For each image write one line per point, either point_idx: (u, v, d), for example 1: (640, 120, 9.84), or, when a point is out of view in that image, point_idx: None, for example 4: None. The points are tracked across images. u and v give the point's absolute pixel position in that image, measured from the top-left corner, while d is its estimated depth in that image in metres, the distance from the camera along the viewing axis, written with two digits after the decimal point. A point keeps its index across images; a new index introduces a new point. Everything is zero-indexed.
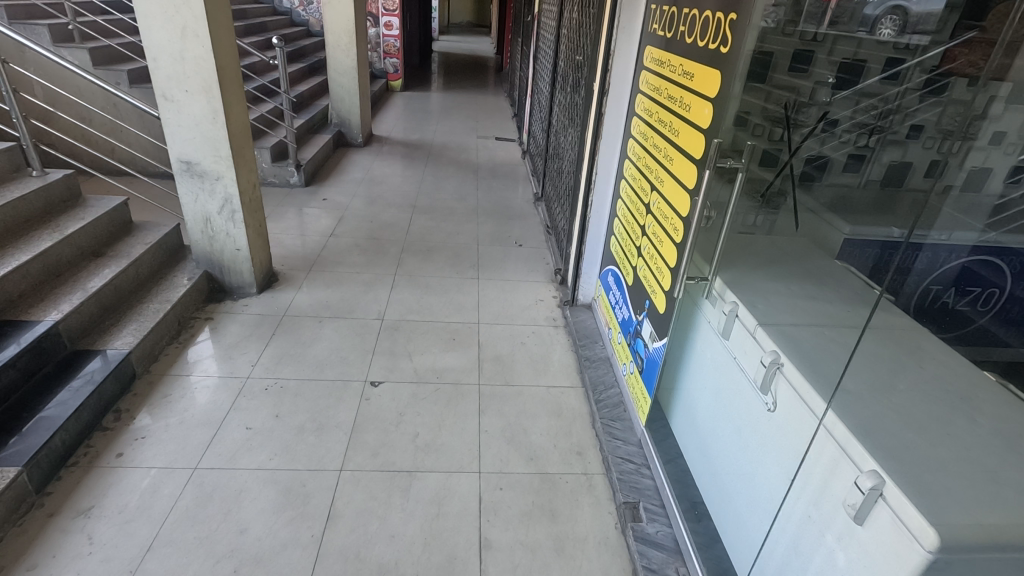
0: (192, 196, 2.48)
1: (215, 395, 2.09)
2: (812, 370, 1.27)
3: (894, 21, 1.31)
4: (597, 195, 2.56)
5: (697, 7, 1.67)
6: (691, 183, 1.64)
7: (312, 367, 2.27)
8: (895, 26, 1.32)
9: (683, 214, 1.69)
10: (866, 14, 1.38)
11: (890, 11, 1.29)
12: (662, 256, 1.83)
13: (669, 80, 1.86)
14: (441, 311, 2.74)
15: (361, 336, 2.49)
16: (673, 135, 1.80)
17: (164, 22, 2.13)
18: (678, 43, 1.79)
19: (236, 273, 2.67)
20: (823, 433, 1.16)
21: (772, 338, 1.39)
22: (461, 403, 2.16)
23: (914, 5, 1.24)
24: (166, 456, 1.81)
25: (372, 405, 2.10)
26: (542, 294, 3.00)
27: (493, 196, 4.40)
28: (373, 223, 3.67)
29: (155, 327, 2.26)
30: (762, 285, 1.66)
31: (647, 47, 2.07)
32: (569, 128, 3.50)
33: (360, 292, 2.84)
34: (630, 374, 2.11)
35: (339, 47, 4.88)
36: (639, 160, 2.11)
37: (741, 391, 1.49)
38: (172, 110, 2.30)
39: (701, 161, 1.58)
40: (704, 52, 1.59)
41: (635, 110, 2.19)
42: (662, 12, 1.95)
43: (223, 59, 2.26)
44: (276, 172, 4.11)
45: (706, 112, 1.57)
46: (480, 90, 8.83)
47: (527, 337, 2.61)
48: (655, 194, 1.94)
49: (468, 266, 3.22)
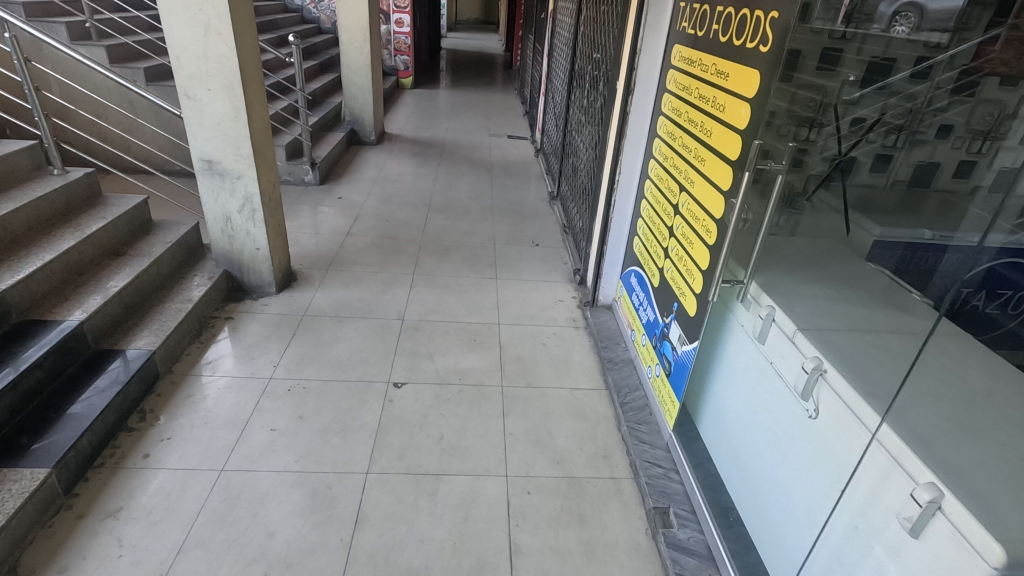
0: (213, 195, 2.47)
1: (240, 396, 2.08)
2: (857, 378, 1.25)
3: (908, 19, 1.38)
4: (620, 195, 2.53)
5: (732, 5, 1.63)
6: (726, 185, 1.61)
7: (334, 368, 2.26)
8: (908, 24, 1.39)
9: (716, 216, 1.66)
10: (883, 11, 1.42)
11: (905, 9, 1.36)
12: (692, 258, 1.81)
13: (700, 79, 1.83)
14: (460, 311, 2.72)
15: (382, 337, 2.48)
16: (705, 135, 1.77)
17: (186, 21, 2.11)
18: (711, 41, 1.76)
19: (256, 272, 2.66)
20: (874, 445, 1.13)
21: (813, 344, 1.36)
22: (485, 405, 2.14)
23: (931, 3, 1.32)
24: (192, 457, 1.80)
25: (395, 407, 2.09)
26: (560, 294, 2.98)
27: (507, 194, 4.38)
28: (388, 222, 3.65)
29: (177, 326, 2.25)
30: (797, 288, 1.62)
31: (676, 45, 2.04)
32: (587, 126, 3.47)
33: (379, 292, 2.83)
34: (656, 377, 2.09)
35: (353, 45, 4.88)
36: (666, 160, 2.09)
37: (779, 397, 1.46)
38: (194, 109, 2.29)
39: (738, 163, 1.55)
40: (741, 51, 1.56)
41: (662, 109, 2.17)
42: (692, 10, 1.92)
43: (245, 57, 2.25)
44: (291, 171, 4.10)
45: (742, 112, 1.54)
46: (490, 87, 8.81)
47: (548, 338, 2.59)
48: (684, 195, 1.91)
49: (486, 265, 3.20)
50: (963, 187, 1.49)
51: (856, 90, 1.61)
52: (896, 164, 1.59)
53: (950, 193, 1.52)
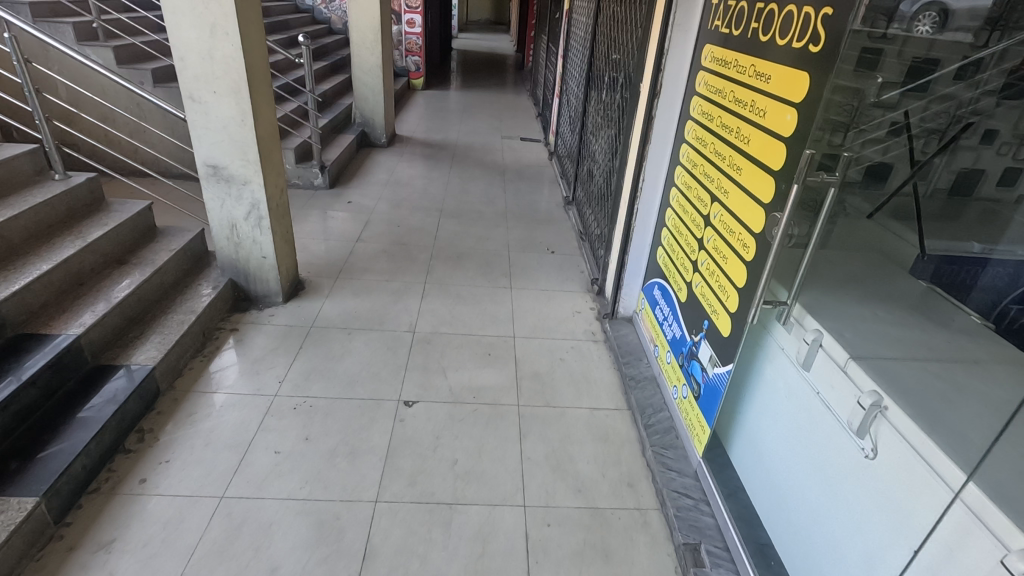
0: (218, 202, 2.37)
1: (244, 415, 1.97)
2: (924, 416, 1.11)
3: (933, 19, 1.45)
4: (643, 203, 2.40)
5: (775, 2, 1.50)
6: (768, 198, 1.48)
7: (343, 385, 2.15)
8: (933, 24, 1.46)
9: (755, 231, 1.54)
10: (904, 11, 1.44)
11: (931, 10, 1.43)
12: (726, 274, 1.70)
13: (736, 82, 1.70)
14: (474, 323, 2.61)
15: (392, 350, 2.37)
16: (742, 142, 1.64)
17: (192, 21, 2.01)
18: (749, 41, 1.62)
19: (263, 281, 2.56)
20: (956, 503, 0.98)
21: (869, 376, 1.22)
22: (501, 426, 2.02)
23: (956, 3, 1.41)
24: (191, 482, 1.70)
25: (407, 427, 1.98)
26: (578, 305, 2.85)
27: (520, 199, 4.26)
28: (399, 228, 3.54)
29: (179, 339, 2.15)
30: (845, 308, 1.49)
31: (708, 45, 1.91)
32: (605, 130, 3.35)
33: (390, 302, 2.72)
34: (684, 399, 1.97)
35: (364, 45, 4.75)
36: (696, 168, 1.96)
37: (829, 431, 1.33)
38: (199, 112, 2.18)
39: (783, 174, 1.41)
40: (786, 51, 1.42)
41: (690, 113, 2.05)
42: (726, 7, 1.79)
43: (252, 58, 2.15)
44: (300, 174, 3.99)
45: (787, 118, 1.40)
46: (501, 88, 8.71)
47: (566, 352, 2.47)
48: (717, 205, 1.79)
49: (500, 274, 3.08)
50: (1006, 196, 1.59)
51: (897, 93, 1.56)
52: (935, 170, 1.58)
53: (993, 203, 1.60)
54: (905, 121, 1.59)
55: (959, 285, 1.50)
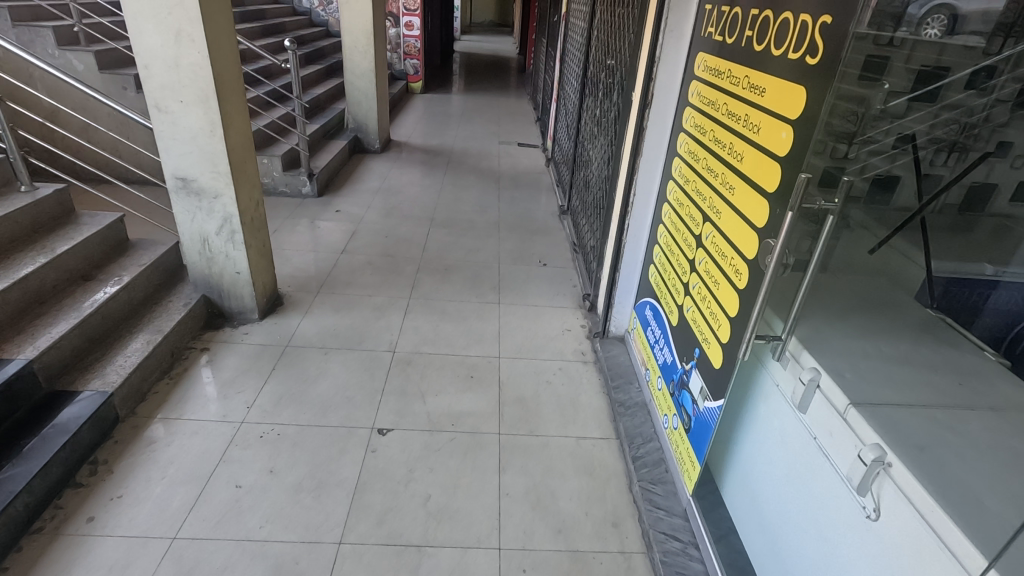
0: (189, 216, 2.26)
1: (207, 444, 1.86)
2: (931, 477, 0.98)
3: (942, 23, 1.32)
4: (634, 219, 2.28)
5: (771, 8, 1.37)
6: (761, 222, 1.36)
7: (314, 411, 2.03)
8: (942, 28, 1.33)
9: (749, 256, 1.42)
10: (913, 14, 1.30)
11: (940, 13, 1.30)
12: (718, 301, 1.58)
13: (729, 94, 1.57)
14: (458, 342, 2.49)
15: (370, 372, 2.25)
16: (736, 159, 1.52)
17: (155, 26, 1.91)
18: (743, 50, 1.50)
19: (237, 297, 2.45)
20: None
21: (871, 425, 1.10)
22: (480, 457, 1.90)
23: (966, 4, 1.29)
24: (143, 521, 1.59)
25: (379, 459, 1.86)
26: (568, 323, 2.72)
27: (515, 207, 4.14)
28: (387, 238, 3.43)
29: (144, 362, 2.04)
30: (847, 343, 1.36)
31: (701, 53, 1.79)
32: (600, 137, 3.23)
33: (371, 318, 2.61)
34: (675, 430, 1.84)
35: (357, 49, 4.67)
36: (688, 184, 1.85)
37: (827, 483, 1.20)
38: (166, 122, 2.08)
39: (778, 198, 1.29)
40: (783, 61, 1.29)
41: (683, 125, 1.93)
42: (719, 13, 1.67)
43: (220, 66, 2.04)
44: (287, 182, 3.88)
45: (783, 136, 1.28)
46: (502, 92, 8.58)
47: (553, 375, 2.34)
48: (709, 226, 1.66)
49: (489, 288, 2.96)
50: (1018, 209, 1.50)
51: (903, 103, 1.42)
52: (945, 186, 1.46)
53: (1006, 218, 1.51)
54: (912, 132, 1.44)
55: (969, 308, 1.46)
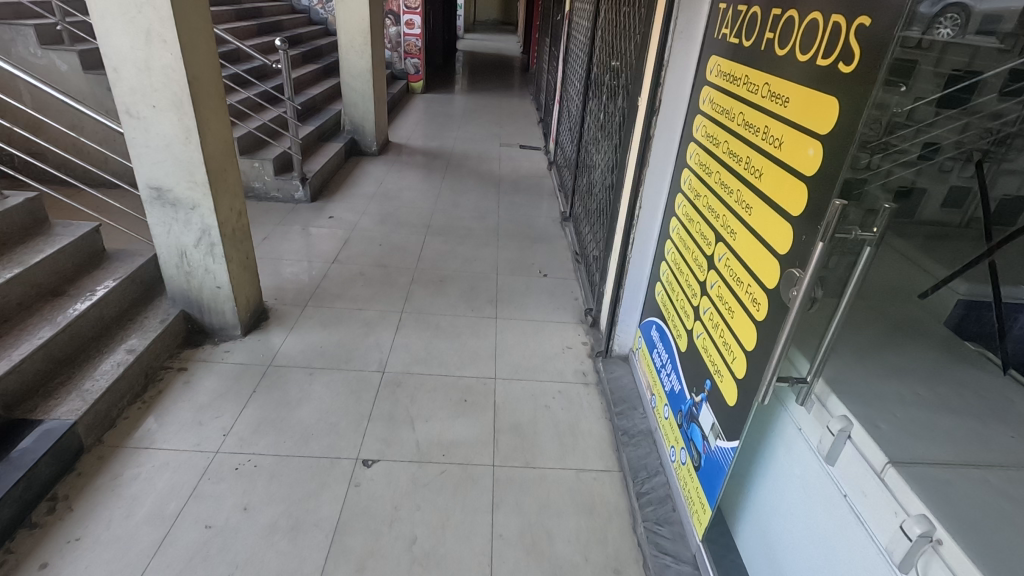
0: (165, 227, 2.13)
1: (177, 477, 1.72)
2: (992, 562, 0.82)
3: (955, 20, 1.11)
4: (640, 233, 2.13)
5: (795, 8, 1.22)
6: (783, 249, 1.21)
7: (295, 440, 1.89)
8: (954, 27, 1.13)
9: (768, 286, 1.27)
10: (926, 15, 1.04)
11: (954, 9, 1.09)
12: (733, 331, 1.43)
13: (746, 102, 1.42)
14: (452, 361, 2.34)
15: (356, 396, 2.11)
16: (754, 176, 1.37)
17: (124, 26, 1.77)
18: (762, 55, 1.35)
19: (218, 313, 2.32)
20: None
21: (914, 490, 0.94)
22: (471, 492, 1.76)
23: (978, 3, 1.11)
24: (101, 568, 1.45)
25: (362, 494, 1.72)
26: (569, 340, 2.58)
27: (515, 213, 3.99)
28: (381, 247, 3.29)
29: (113, 386, 1.90)
30: (880, 384, 1.21)
31: (714, 57, 1.64)
32: (604, 141, 3.08)
33: (360, 335, 2.47)
34: (683, 466, 1.70)
35: (353, 48, 4.53)
36: (699, 199, 1.70)
37: (860, 550, 1.05)
38: (138, 129, 1.94)
39: (804, 223, 1.14)
40: (809, 69, 1.14)
41: (693, 134, 1.78)
42: (735, 12, 1.52)
43: (196, 69, 1.90)
44: (279, 187, 3.74)
45: (809, 153, 1.12)
46: (505, 91, 8.43)
47: (552, 398, 2.20)
48: (723, 246, 1.52)
49: (486, 302, 2.81)
50: None
51: (931, 111, 1.34)
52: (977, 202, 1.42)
53: None
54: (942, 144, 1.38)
55: None
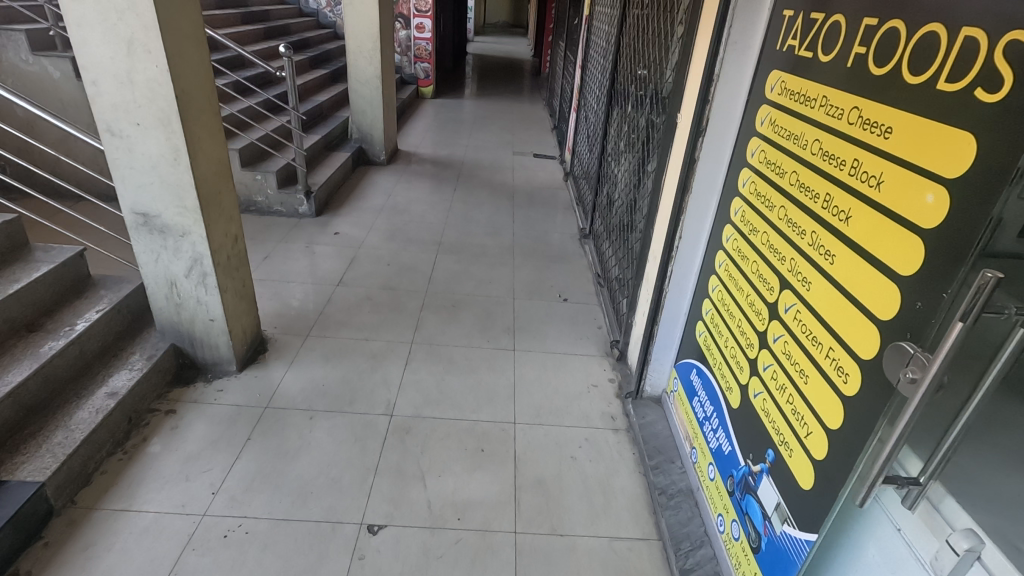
0: (152, 255, 1.93)
1: (158, 547, 1.52)
2: None
3: None
4: (678, 266, 1.90)
5: (899, 16, 0.99)
6: (886, 315, 0.98)
7: (292, 500, 1.68)
8: None
9: (860, 355, 1.04)
10: None
11: None
12: (807, 400, 1.20)
13: (822, 128, 1.20)
14: (467, 403, 2.13)
15: (361, 444, 1.89)
16: (836, 217, 1.13)
17: (104, 34, 1.57)
18: (847, 72, 1.12)
19: (211, 347, 2.12)
20: None
21: None
22: (492, 567, 1.54)
23: None
24: None
25: (367, 569, 1.50)
26: (594, 376, 2.35)
27: (531, 229, 3.77)
28: (389, 268, 3.08)
29: (90, 436, 1.70)
30: None
31: (777, 72, 1.41)
32: (628, 155, 2.86)
33: (367, 370, 2.26)
34: (737, 543, 1.47)
35: (362, 53, 4.33)
36: (756, 235, 1.47)
37: None
38: (121, 148, 1.74)
39: (919, 287, 0.91)
40: (924, 94, 0.91)
41: (747, 158, 1.55)
42: (806, 19, 1.29)
43: (185, 82, 1.69)
44: (283, 201, 3.55)
45: (927, 201, 0.90)
46: (517, 97, 8.23)
47: (579, 448, 1.98)
48: (791, 295, 1.29)
49: (502, 331, 2.60)
50: None
51: None
52: None
53: None
54: None
55: None
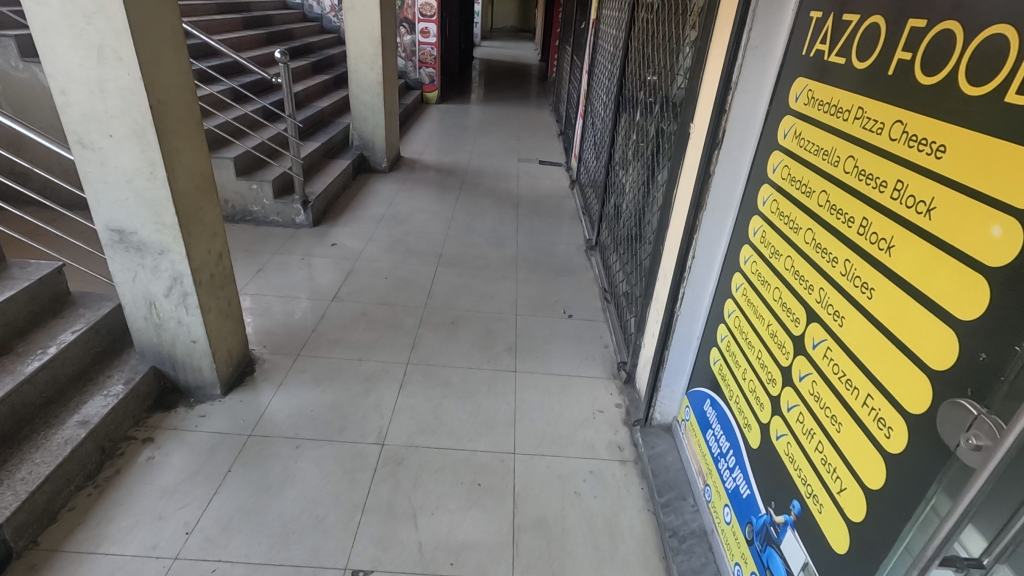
0: (129, 274, 1.81)
1: None
2: None
3: None
4: (690, 287, 1.77)
5: (954, 17, 0.85)
6: (938, 365, 0.84)
7: (272, 541, 1.56)
8: None
9: (905, 407, 0.90)
10: None
11: None
12: (838, 450, 1.06)
13: (857, 143, 1.06)
14: (464, 431, 2.00)
15: (349, 477, 1.77)
16: (874, 246, 1.00)
17: (72, 41, 1.46)
18: (888, 80, 0.98)
19: (194, 369, 2.00)
20: None
21: None
22: None
23: None
24: None
25: None
26: (600, 401, 2.21)
27: (535, 240, 3.64)
28: (387, 281, 2.96)
29: (57, 470, 1.58)
30: None
31: (804, 79, 1.27)
32: (637, 164, 2.73)
33: (359, 394, 2.13)
34: None
35: (363, 59, 4.23)
36: (778, 258, 1.34)
37: None
38: (94, 161, 1.63)
39: (982, 335, 0.77)
40: (988, 109, 0.78)
41: (768, 173, 1.41)
42: (838, 22, 1.16)
43: (161, 90, 1.58)
44: (279, 210, 3.44)
45: (993, 235, 0.76)
46: (524, 102, 8.13)
47: (584, 481, 1.84)
48: (820, 328, 1.15)
49: (504, 351, 2.46)
50: None
51: None
52: None
53: None
54: None
55: None
